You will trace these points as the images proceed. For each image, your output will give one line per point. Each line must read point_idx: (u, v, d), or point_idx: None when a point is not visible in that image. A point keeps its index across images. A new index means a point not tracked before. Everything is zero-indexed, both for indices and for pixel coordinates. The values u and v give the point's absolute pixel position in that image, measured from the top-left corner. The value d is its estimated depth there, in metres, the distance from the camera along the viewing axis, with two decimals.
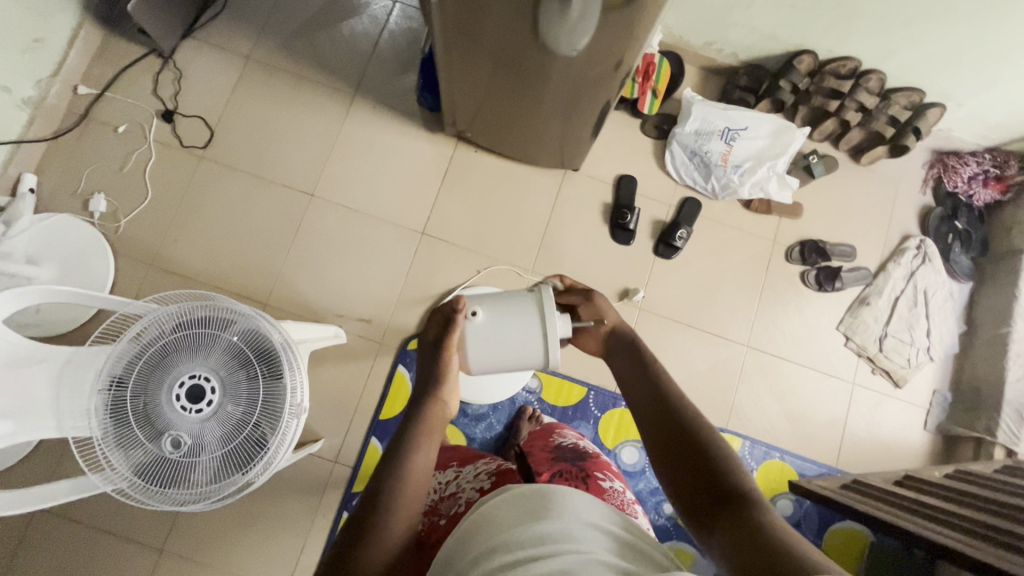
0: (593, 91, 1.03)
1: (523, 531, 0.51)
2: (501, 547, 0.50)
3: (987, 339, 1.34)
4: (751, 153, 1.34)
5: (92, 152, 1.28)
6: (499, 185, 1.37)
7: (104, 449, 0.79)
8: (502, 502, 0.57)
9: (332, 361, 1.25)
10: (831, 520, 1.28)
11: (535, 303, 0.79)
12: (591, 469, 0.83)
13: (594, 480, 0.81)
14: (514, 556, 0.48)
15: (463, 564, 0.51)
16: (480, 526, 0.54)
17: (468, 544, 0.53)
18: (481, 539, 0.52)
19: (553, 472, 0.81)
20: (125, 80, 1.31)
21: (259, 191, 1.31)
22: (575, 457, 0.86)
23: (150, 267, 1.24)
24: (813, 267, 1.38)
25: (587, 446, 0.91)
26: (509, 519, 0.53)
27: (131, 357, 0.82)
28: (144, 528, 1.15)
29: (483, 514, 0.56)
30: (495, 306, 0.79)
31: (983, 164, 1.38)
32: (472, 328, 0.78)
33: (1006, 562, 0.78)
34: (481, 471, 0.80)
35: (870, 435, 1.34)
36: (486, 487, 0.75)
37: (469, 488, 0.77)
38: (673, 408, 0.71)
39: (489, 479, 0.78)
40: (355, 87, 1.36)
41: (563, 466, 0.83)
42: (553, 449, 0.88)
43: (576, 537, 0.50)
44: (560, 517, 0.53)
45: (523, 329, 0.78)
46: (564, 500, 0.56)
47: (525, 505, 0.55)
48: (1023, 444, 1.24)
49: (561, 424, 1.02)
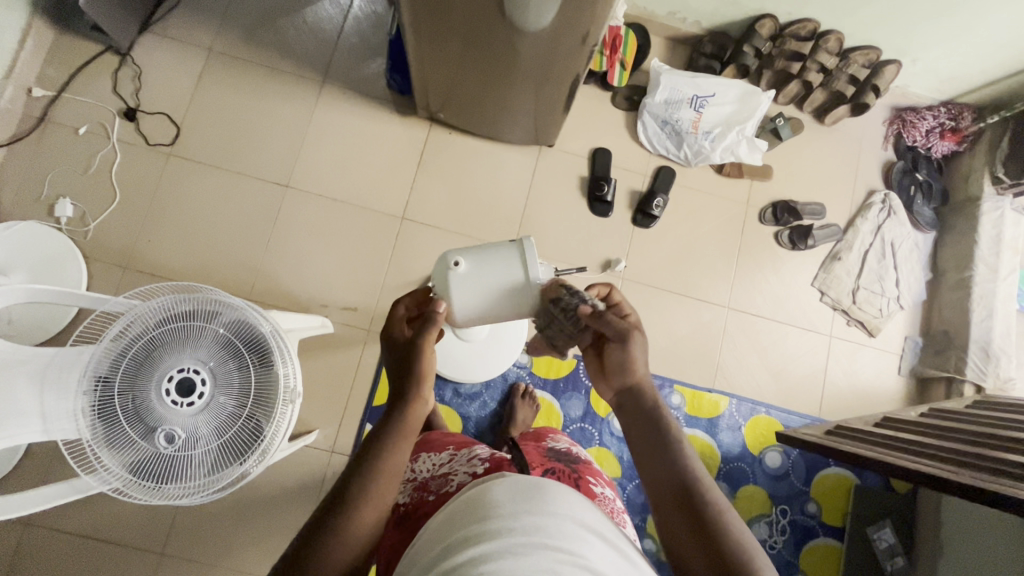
0: (563, 66, 1.04)
1: (515, 517, 0.52)
2: (491, 531, 0.51)
3: (952, 284, 1.40)
4: (720, 119, 1.37)
5: (54, 156, 1.24)
6: (476, 166, 1.37)
7: (95, 450, 0.78)
8: (498, 489, 0.58)
9: (321, 352, 1.24)
10: (817, 468, 1.34)
11: (518, 253, 0.75)
12: (582, 474, 0.83)
13: (585, 483, 0.80)
14: (503, 540, 0.49)
15: (451, 540, 0.53)
16: (472, 509, 0.56)
17: (458, 524, 0.55)
18: (471, 522, 0.54)
19: (547, 468, 0.80)
20: (83, 79, 1.27)
21: (232, 186, 1.28)
22: (569, 461, 0.86)
23: (124, 270, 1.22)
24: (786, 226, 1.43)
25: (579, 453, 0.92)
26: (503, 506, 0.55)
27: (117, 354, 0.80)
28: (140, 534, 1.14)
29: (477, 497, 0.58)
30: (476, 255, 0.74)
31: (939, 117, 1.44)
32: (455, 280, 0.73)
33: (992, 483, 0.84)
34: (475, 457, 0.79)
35: (849, 384, 1.39)
36: (479, 472, 0.72)
37: (462, 471, 0.75)
38: (671, 442, 0.61)
39: (482, 464, 0.76)
40: (323, 74, 1.35)
41: (557, 465, 0.82)
42: (548, 450, 0.88)
43: (568, 536, 0.51)
44: (553, 514, 0.53)
45: (507, 277, 0.73)
46: (559, 499, 0.57)
47: (521, 495, 0.56)
48: (990, 380, 1.31)
49: (554, 432, 1.03)
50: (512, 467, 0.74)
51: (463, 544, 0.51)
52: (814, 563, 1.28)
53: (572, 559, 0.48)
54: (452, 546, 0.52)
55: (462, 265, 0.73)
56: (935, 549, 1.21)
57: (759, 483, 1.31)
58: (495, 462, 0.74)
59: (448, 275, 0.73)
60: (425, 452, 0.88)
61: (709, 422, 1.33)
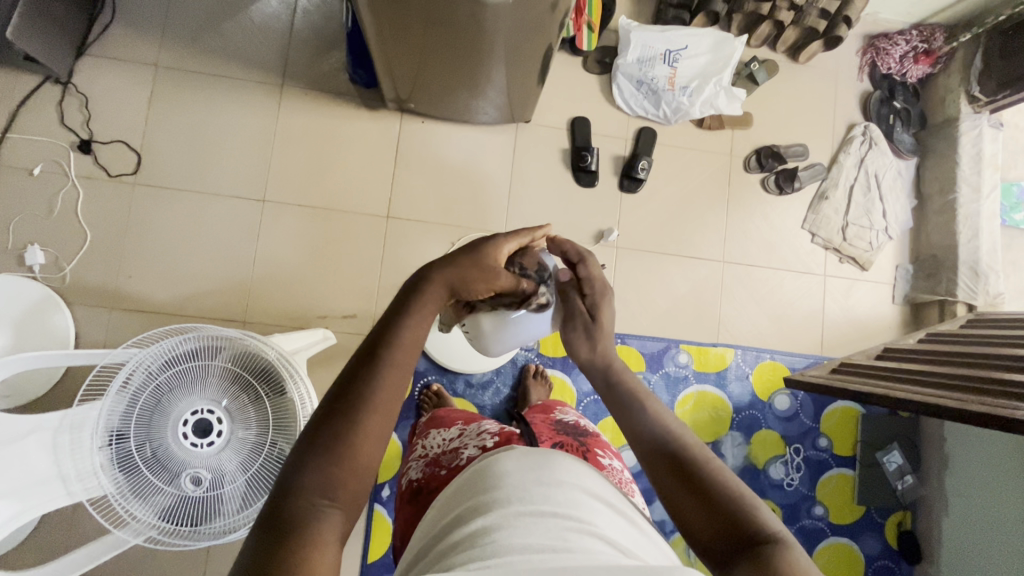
0: (534, 37, 1.00)
1: (524, 487, 0.54)
2: (499, 501, 0.52)
3: (937, 208, 1.42)
4: (696, 72, 1.35)
5: (14, 202, 1.17)
6: (455, 152, 1.33)
7: (122, 502, 0.77)
8: (507, 458, 0.60)
9: (327, 363, 1.23)
10: (825, 403, 1.38)
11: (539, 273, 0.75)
12: (591, 446, 0.83)
13: (593, 455, 0.80)
14: (511, 509, 0.50)
15: (461, 511, 0.55)
16: (481, 479, 0.58)
17: (468, 495, 0.57)
18: (479, 493, 0.55)
19: (555, 441, 0.80)
20: (28, 116, 1.19)
21: (208, 207, 1.24)
22: (576, 433, 0.85)
23: (111, 310, 1.18)
24: (771, 172, 1.42)
25: (586, 425, 0.92)
26: (510, 475, 0.56)
27: (126, 406, 0.78)
28: (178, 567, 1.15)
29: (485, 468, 0.59)
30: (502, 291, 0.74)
31: (911, 41, 1.42)
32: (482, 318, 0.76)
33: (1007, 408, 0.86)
34: (484, 430, 0.77)
35: (847, 319, 1.43)
36: (488, 446, 0.71)
37: (472, 444, 0.74)
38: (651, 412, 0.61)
39: (492, 437, 0.74)
40: (282, 77, 1.28)
41: (565, 438, 0.82)
42: (556, 424, 0.88)
43: (576, 504, 0.52)
44: (562, 483, 0.55)
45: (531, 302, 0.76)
46: (567, 467, 0.58)
47: (531, 465, 0.57)
48: (982, 297, 1.35)
49: (562, 402, 1.04)
50: (522, 440, 0.72)
51: (471, 515, 0.52)
52: (830, 494, 1.34)
53: (582, 526, 0.49)
54: (461, 518, 0.53)
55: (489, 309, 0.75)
56: (942, 466, 1.31)
57: (770, 426, 1.35)
58: (505, 437, 0.72)
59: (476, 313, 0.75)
60: (435, 429, 0.87)
61: (718, 375, 1.35)
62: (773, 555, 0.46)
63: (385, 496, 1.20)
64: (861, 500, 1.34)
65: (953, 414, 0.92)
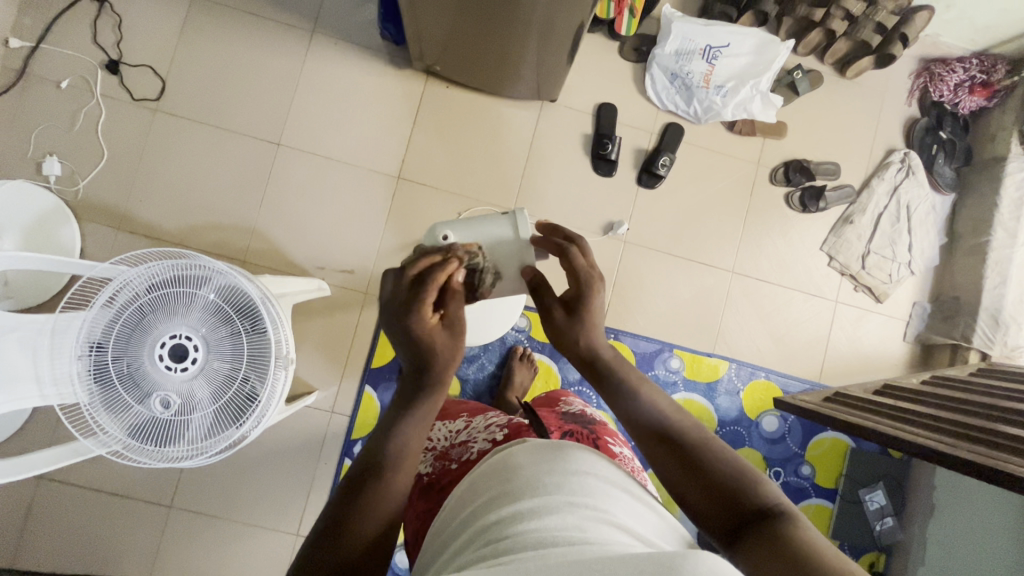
0: (568, 12, 0.96)
1: (539, 479, 0.53)
2: (517, 492, 0.52)
3: (967, 249, 1.35)
4: (734, 72, 1.29)
5: (39, 112, 1.20)
6: (476, 122, 1.31)
7: (93, 413, 0.79)
8: (521, 450, 0.59)
9: (319, 314, 1.24)
10: (814, 431, 1.34)
11: (511, 228, 0.75)
12: (600, 434, 0.81)
13: (604, 444, 0.78)
14: (528, 501, 0.50)
15: (479, 504, 0.54)
16: (497, 470, 0.57)
17: (483, 487, 0.56)
18: (497, 484, 0.55)
19: (565, 431, 0.77)
20: (62, 29, 1.21)
21: (222, 143, 1.24)
22: (584, 421, 0.83)
23: (118, 231, 1.20)
24: (797, 187, 1.37)
25: (593, 414, 0.89)
26: (525, 466, 0.55)
27: (108, 320, 0.80)
28: (150, 488, 1.18)
29: (501, 460, 0.59)
30: (466, 230, 0.75)
31: (970, 70, 1.34)
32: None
33: (1007, 461, 0.81)
34: (492, 423, 0.76)
35: (852, 349, 1.38)
36: (499, 438, 0.70)
37: (481, 438, 0.73)
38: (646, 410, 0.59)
39: (501, 430, 0.73)
40: (314, 22, 1.27)
41: (574, 426, 0.80)
42: (562, 413, 0.85)
43: (591, 494, 0.51)
44: (576, 474, 0.54)
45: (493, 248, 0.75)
46: (581, 456, 0.57)
47: (544, 456, 0.56)
48: (998, 347, 1.28)
49: (567, 392, 1.00)
50: (532, 432, 0.72)
51: (490, 506, 0.52)
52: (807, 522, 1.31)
53: (598, 516, 0.48)
54: (481, 508, 0.53)
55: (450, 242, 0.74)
56: (926, 512, 1.27)
57: (754, 446, 1.32)
58: (515, 429, 0.72)
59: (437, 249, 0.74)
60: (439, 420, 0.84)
61: (708, 386, 1.32)
62: (784, 532, 0.48)
63: (356, 453, 1.21)
64: (834, 535, 1.30)
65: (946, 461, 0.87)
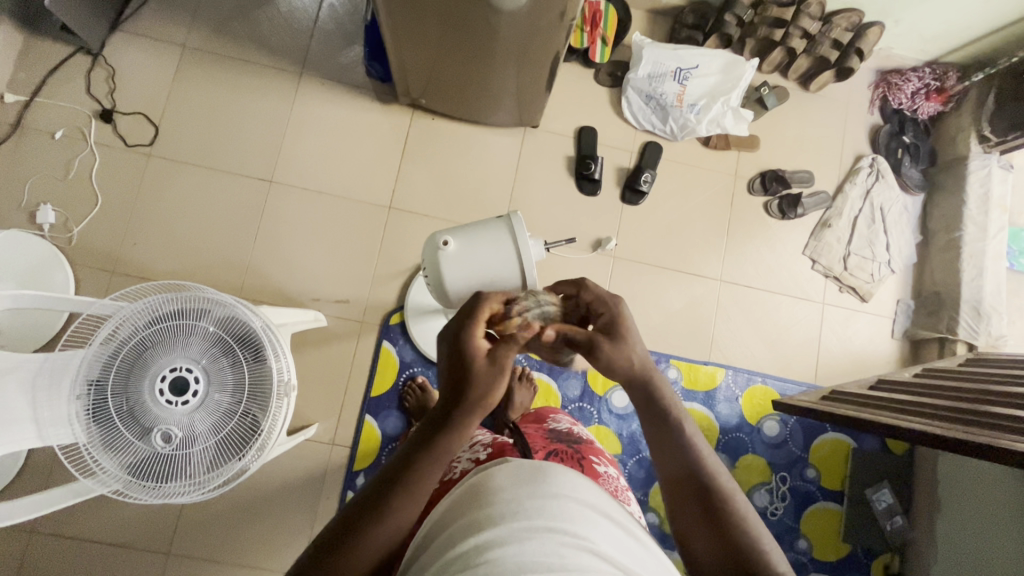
0: (543, 43, 1.01)
1: (517, 503, 0.48)
2: (494, 516, 0.47)
3: (942, 245, 1.41)
4: (705, 90, 1.35)
5: (32, 162, 1.22)
6: (462, 150, 1.35)
7: (93, 452, 0.78)
8: (502, 471, 0.54)
9: (316, 346, 1.24)
10: (816, 433, 1.35)
11: (506, 228, 0.76)
12: (585, 453, 0.77)
13: (588, 463, 0.74)
14: (507, 526, 0.45)
15: (451, 528, 0.49)
16: (474, 493, 0.52)
17: (458, 511, 0.51)
18: (473, 508, 0.49)
19: (550, 450, 0.74)
20: (55, 83, 1.25)
21: (216, 183, 1.27)
22: (570, 440, 0.79)
23: (112, 274, 1.21)
24: (775, 196, 1.42)
25: (581, 431, 0.85)
26: (505, 488, 0.51)
27: (109, 356, 0.79)
28: (147, 535, 1.14)
29: (479, 482, 0.54)
30: (466, 235, 0.76)
31: (924, 78, 1.43)
32: (445, 261, 0.75)
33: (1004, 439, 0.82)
34: (477, 442, 0.73)
35: (843, 349, 1.40)
36: (482, 458, 0.68)
37: (465, 457, 0.70)
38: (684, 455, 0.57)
39: (485, 449, 0.71)
40: (302, 64, 1.33)
41: (559, 446, 0.76)
42: (548, 431, 0.81)
43: (572, 517, 0.47)
44: (557, 496, 0.49)
45: (494, 248, 0.75)
46: (562, 477, 0.53)
47: (525, 477, 0.52)
48: (983, 338, 1.32)
49: (555, 411, 0.97)
50: (516, 451, 0.69)
51: (462, 531, 0.47)
52: (815, 527, 1.30)
53: (577, 542, 0.44)
54: (455, 533, 0.47)
55: (451, 247, 0.75)
56: (932, 510, 1.25)
57: (757, 451, 1.32)
58: (499, 448, 0.69)
59: (438, 255, 0.75)
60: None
61: (707, 394, 1.33)
62: None
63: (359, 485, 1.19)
64: (845, 537, 1.29)
65: (943, 444, 0.88)
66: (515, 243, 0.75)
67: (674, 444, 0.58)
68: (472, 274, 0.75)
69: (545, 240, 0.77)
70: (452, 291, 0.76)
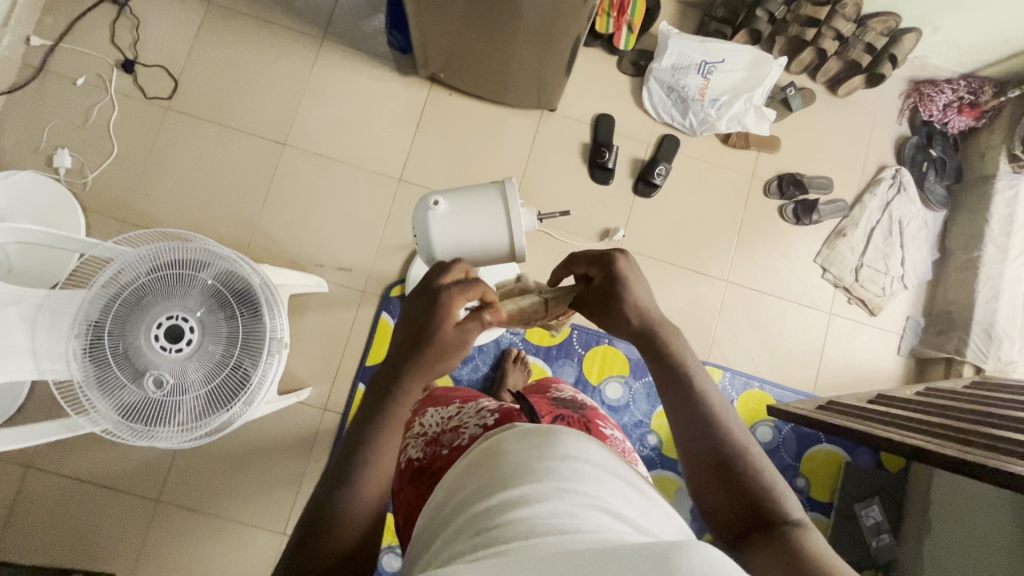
0: (565, 25, 0.99)
1: (528, 465, 0.48)
2: (507, 477, 0.47)
3: (960, 264, 1.37)
4: (729, 86, 1.33)
5: (53, 106, 1.23)
6: (477, 129, 1.35)
7: (86, 391, 0.79)
8: (512, 435, 0.54)
9: (316, 311, 1.25)
10: (808, 443, 1.34)
11: (499, 195, 0.76)
12: (591, 418, 0.76)
13: (595, 427, 0.73)
14: (519, 487, 0.45)
15: (466, 493, 0.49)
16: (487, 458, 0.52)
17: (472, 476, 0.51)
18: (486, 472, 0.50)
19: (555, 416, 0.74)
20: (81, 30, 1.26)
21: (231, 142, 1.28)
22: (575, 406, 0.79)
23: (123, 223, 1.22)
24: (791, 200, 1.40)
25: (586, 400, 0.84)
26: (516, 452, 0.50)
27: (108, 299, 0.81)
28: (138, 481, 1.17)
29: (493, 446, 0.54)
30: (458, 197, 0.76)
31: (958, 91, 1.38)
32: (434, 221, 0.75)
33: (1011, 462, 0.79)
34: (484, 408, 0.72)
35: (846, 362, 1.38)
36: (490, 424, 0.67)
37: (472, 423, 0.69)
38: (694, 405, 0.57)
39: (492, 415, 0.69)
40: (324, 30, 1.32)
41: (565, 411, 0.75)
42: (553, 399, 0.81)
43: (582, 477, 0.46)
44: (568, 458, 0.49)
45: (483, 214, 0.75)
46: (573, 441, 0.52)
47: (535, 441, 0.52)
48: (991, 363, 1.28)
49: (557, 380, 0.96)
50: (523, 417, 0.68)
51: (479, 494, 0.47)
52: None
53: (589, 502, 0.44)
54: (470, 496, 0.48)
55: (440, 208, 0.74)
56: (921, 530, 1.23)
57: None
58: (506, 414, 0.68)
59: (427, 215, 0.75)
60: (430, 407, 0.80)
61: None
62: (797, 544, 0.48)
63: None
64: None
65: (944, 462, 0.86)
66: (506, 210, 0.75)
67: (681, 393, 0.58)
68: (459, 238, 0.74)
69: (538, 212, 0.76)
70: (440, 253, 0.76)
